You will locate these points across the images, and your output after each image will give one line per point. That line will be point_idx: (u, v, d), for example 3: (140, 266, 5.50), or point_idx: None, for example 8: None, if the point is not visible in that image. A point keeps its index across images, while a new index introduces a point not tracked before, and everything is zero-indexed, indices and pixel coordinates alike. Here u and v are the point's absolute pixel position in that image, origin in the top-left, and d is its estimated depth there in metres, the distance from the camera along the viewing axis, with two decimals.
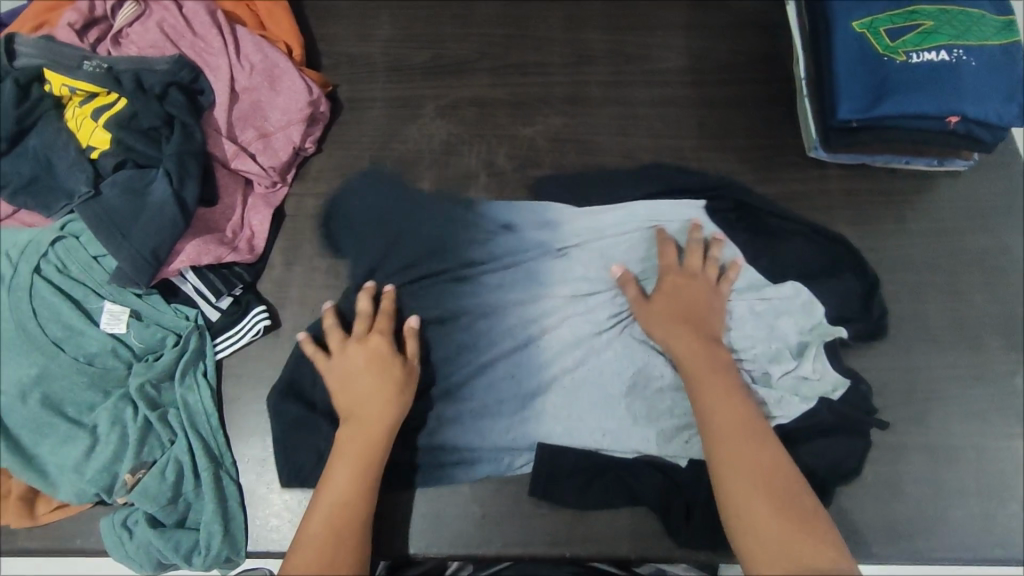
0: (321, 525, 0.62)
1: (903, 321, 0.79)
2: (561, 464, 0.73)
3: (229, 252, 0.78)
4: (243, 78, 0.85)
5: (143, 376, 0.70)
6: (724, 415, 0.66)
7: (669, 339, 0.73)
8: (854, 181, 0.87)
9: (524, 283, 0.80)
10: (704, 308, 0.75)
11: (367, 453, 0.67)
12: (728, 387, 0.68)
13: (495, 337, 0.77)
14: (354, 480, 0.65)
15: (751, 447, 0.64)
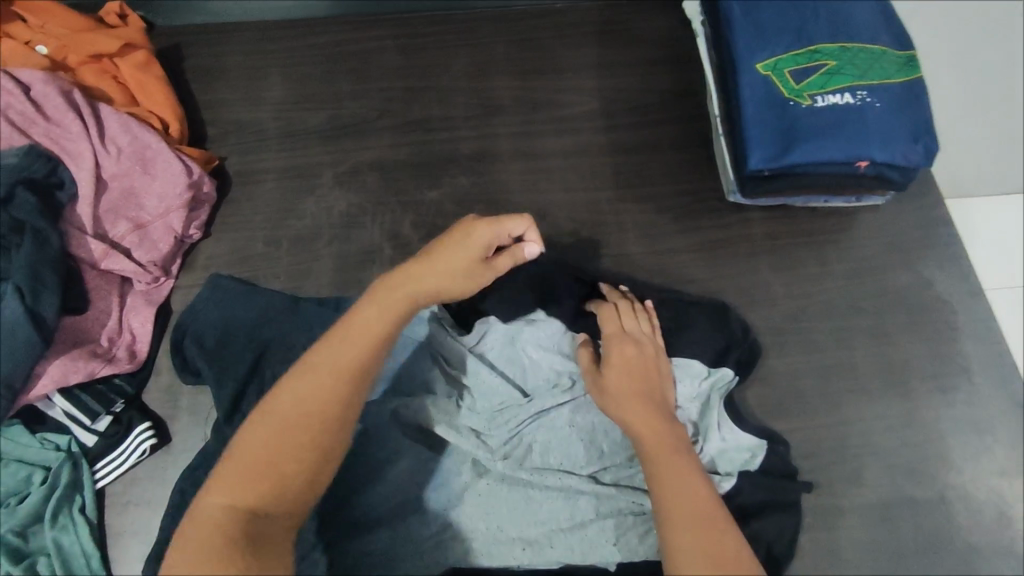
0: (284, 419, 0.51)
1: (831, 371, 0.76)
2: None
3: (103, 365, 0.70)
4: (111, 164, 0.77)
5: (3, 525, 0.62)
6: (681, 488, 0.58)
7: (624, 416, 0.66)
8: (774, 224, 0.84)
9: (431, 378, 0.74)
10: (652, 374, 0.69)
11: (366, 340, 0.55)
12: (688, 465, 0.61)
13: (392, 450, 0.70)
14: (332, 390, 0.52)
15: (710, 534, 0.55)
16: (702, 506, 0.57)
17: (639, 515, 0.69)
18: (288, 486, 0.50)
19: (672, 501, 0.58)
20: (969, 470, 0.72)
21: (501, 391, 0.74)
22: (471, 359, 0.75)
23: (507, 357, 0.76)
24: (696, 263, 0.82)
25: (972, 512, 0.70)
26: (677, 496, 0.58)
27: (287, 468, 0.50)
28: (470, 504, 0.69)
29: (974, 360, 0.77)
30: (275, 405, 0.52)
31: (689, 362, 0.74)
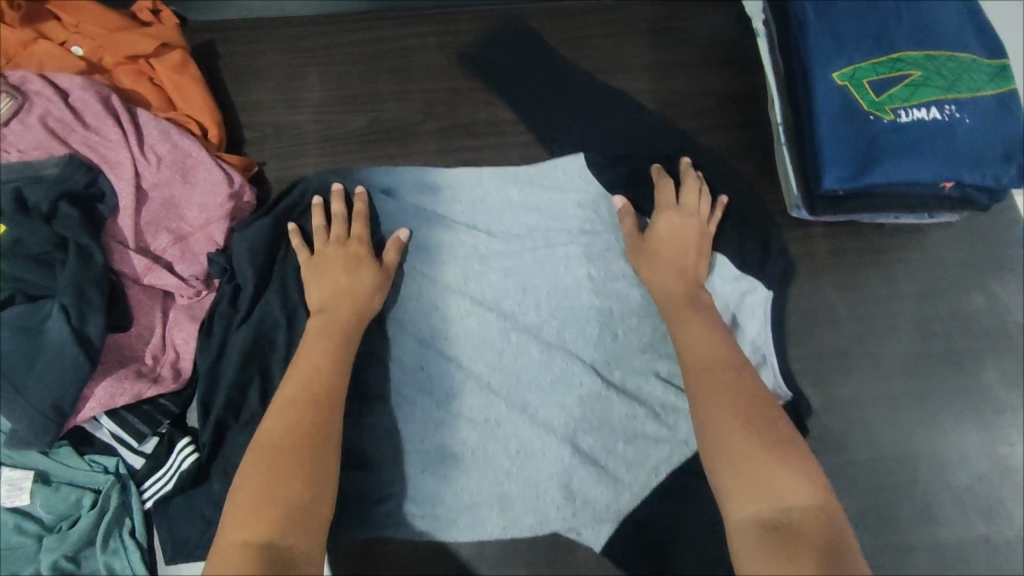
0: (280, 433, 0.57)
1: (899, 399, 0.73)
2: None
3: (148, 386, 0.68)
4: (150, 173, 0.74)
5: (55, 551, 0.62)
6: (695, 343, 0.64)
7: (650, 275, 0.72)
8: (837, 241, 0.80)
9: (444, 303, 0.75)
10: (674, 246, 0.73)
11: (307, 420, 0.59)
12: (706, 324, 0.67)
13: (404, 304, 0.75)
14: (319, 389, 0.62)
15: (721, 378, 0.59)
16: (735, 393, 0.58)
17: (628, 425, 0.71)
18: (295, 467, 0.55)
19: (691, 352, 0.64)
20: None
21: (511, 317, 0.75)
22: (501, 222, 0.80)
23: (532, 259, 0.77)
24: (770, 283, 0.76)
25: None
26: (717, 392, 0.58)
27: (301, 439, 0.57)
28: (473, 368, 0.73)
29: None
30: (273, 421, 0.59)
31: (722, 262, 0.76)
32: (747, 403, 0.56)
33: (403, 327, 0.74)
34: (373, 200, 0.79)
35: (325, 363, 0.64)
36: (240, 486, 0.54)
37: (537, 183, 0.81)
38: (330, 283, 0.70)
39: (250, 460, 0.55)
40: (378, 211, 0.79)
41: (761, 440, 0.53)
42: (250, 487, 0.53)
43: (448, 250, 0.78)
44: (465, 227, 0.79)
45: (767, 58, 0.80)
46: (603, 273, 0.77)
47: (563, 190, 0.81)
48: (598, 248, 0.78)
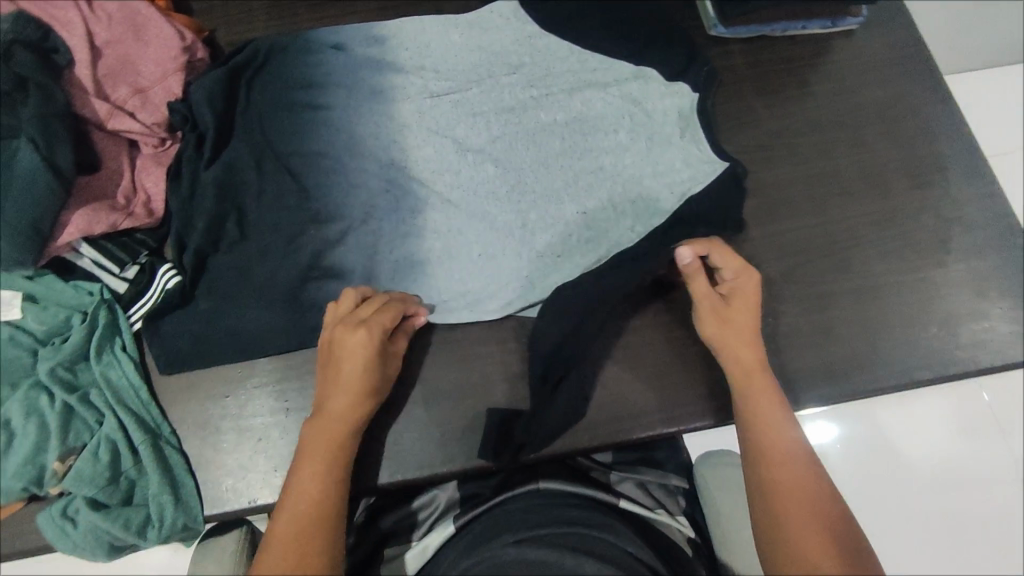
0: (328, 426, 0.61)
1: (817, 178, 0.81)
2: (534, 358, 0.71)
3: (125, 218, 0.72)
4: (103, 31, 0.78)
5: (52, 359, 0.65)
6: (773, 429, 0.60)
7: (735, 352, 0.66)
8: (754, 54, 0.87)
9: (384, 116, 0.78)
10: (608, 78, 0.80)
11: (311, 488, 0.57)
12: (773, 400, 0.62)
13: (364, 144, 0.77)
14: (355, 410, 0.62)
15: (797, 468, 0.58)
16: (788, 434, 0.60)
17: (581, 221, 0.75)
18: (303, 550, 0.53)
19: (765, 436, 0.60)
20: (942, 251, 0.78)
21: (450, 122, 0.78)
22: (450, 60, 0.80)
23: (461, 67, 0.80)
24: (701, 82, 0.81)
25: (946, 286, 0.76)
26: (775, 453, 0.59)
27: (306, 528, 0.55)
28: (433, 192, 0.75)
29: (946, 156, 0.82)
30: (329, 409, 0.62)
31: (652, 78, 0.80)
32: (806, 470, 0.58)
33: (361, 161, 0.76)
34: (324, 53, 0.79)
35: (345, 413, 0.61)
36: (294, 488, 0.57)
37: (481, 24, 0.82)
38: (354, 369, 0.62)
39: (306, 444, 0.60)
40: (333, 65, 0.79)
41: (815, 485, 0.57)
42: (306, 476, 0.58)
43: (400, 91, 0.79)
44: (415, 70, 0.80)
45: None
46: (548, 95, 0.79)
47: (500, 29, 0.82)
48: (542, 73, 0.80)
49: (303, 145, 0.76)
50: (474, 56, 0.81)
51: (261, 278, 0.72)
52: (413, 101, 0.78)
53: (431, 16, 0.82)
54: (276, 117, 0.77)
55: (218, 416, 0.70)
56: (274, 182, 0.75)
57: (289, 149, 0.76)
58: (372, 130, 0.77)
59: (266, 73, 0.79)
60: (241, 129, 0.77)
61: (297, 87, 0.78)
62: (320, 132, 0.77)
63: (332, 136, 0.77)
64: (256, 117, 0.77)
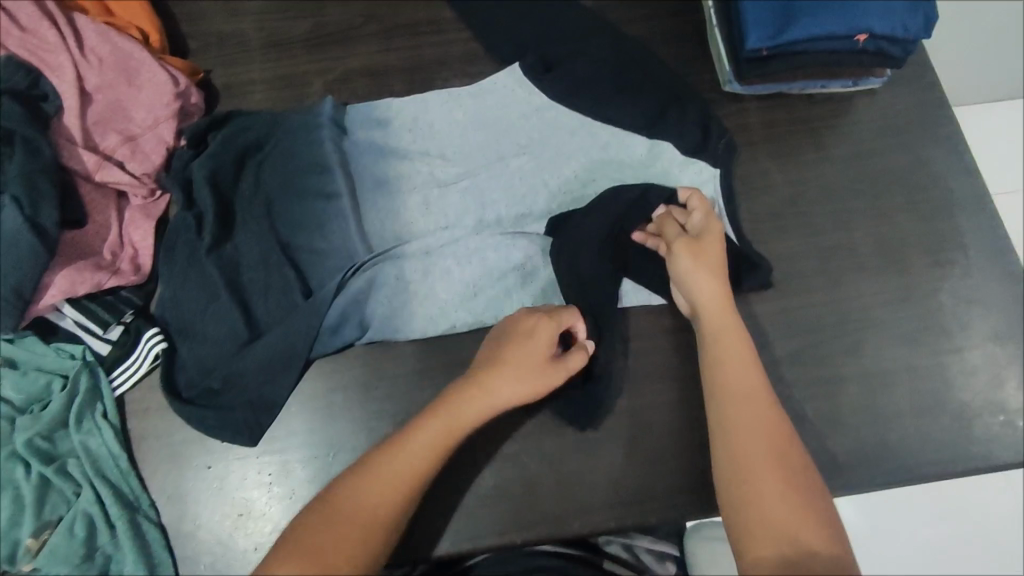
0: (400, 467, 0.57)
1: (830, 252, 0.77)
2: (530, 438, 0.70)
3: (108, 277, 0.70)
4: (94, 76, 0.75)
5: (29, 429, 0.64)
6: (744, 407, 0.60)
7: (692, 291, 0.67)
8: (771, 112, 0.83)
9: (387, 195, 0.76)
10: (619, 159, 0.78)
11: (383, 493, 0.56)
12: (751, 379, 0.61)
13: (375, 233, 0.75)
14: (454, 425, 0.60)
15: (768, 439, 0.58)
16: (760, 402, 0.60)
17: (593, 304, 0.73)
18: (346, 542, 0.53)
19: (734, 417, 0.60)
20: (957, 337, 0.74)
21: (457, 197, 0.76)
22: (454, 143, 0.78)
23: (466, 141, 0.79)
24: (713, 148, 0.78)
25: (959, 375, 0.73)
26: (741, 433, 0.58)
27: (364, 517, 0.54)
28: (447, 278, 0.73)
29: (967, 233, 0.78)
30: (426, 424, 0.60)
31: (667, 151, 0.78)
32: (779, 442, 0.58)
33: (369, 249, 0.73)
34: (326, 130, 0.76)
35: (473, 414, 0.60)
36: (309, 534, 0.53)
37: (487, 102, 0.80)
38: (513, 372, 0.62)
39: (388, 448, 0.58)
40: (336, 144, 0.76)
41: (784, 475, 0.56)
42: (325, 532, 0.53)
43: (407, 178, 0.76)
44: (421, 154, 0.78)
45: None
46: (559, 177, 0.77)
47: (504, 100, 0.80)
48: (550, 151, 0.78)
49: (309, 232, 0.73)
50: (480, 128, 0.79)
51: (263, 369, 0.68)
52: (417, 176, 0.77)
53: (436, 93, 0.80)
54: (280, 203, 0.74)
55: (198, 488, 0.68)
56: (279, 272, 0.71)
57: (295, 238, 0.73)
58: (377, 211, 0.75)
59: (269, 155, 0.75)
60: (245, 215, 0.73)
61: (301, 170, 0.75)
62: (326, 218, 0.74)
63: (339, 222, 0.73)
64: (262, 204, 0.74)
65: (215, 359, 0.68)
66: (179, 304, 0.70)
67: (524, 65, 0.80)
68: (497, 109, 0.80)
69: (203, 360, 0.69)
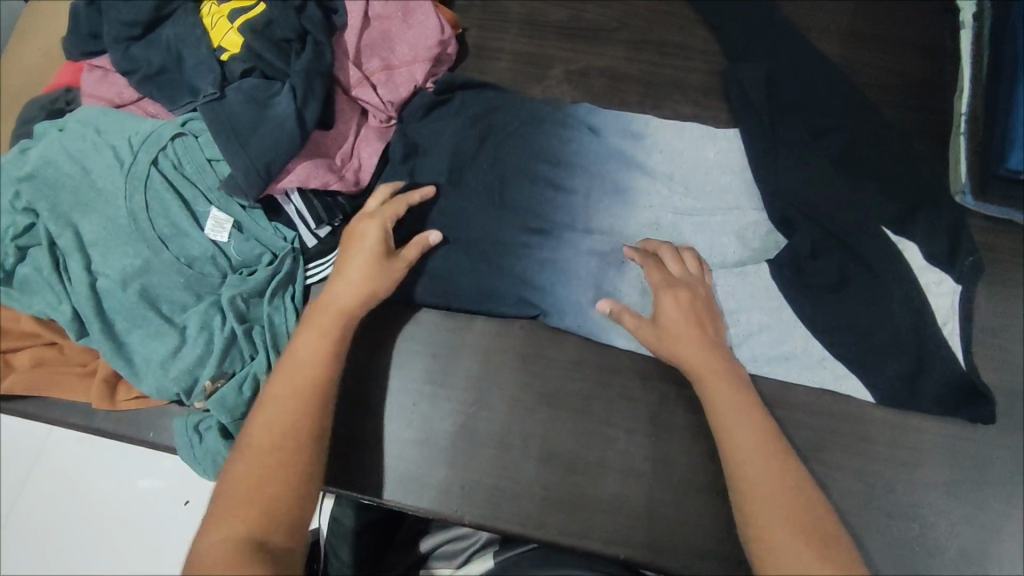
0: (286, 378, 0.62)
1: (1014, 397, 0.74)
2: (661, 465, 0.70)
3: (335, 181, 0.76)
4: (378, 5, 0.82)
5: (235, 288, 0.70)
6: (751, 458, 0.59)
7: (678, 354, 0.67)
8: (999, 236, 0.79)
9: (609, 203, 0.80)
10: (863, 235, 0.75)
11: (296, 388, 0.61)
12: (749, 417, 0.62)
13: (601, 233, 0.79)
14: (328, 327, 0.65)
15: (781, 485, 0.58)
16: (768, 446, 0.60)
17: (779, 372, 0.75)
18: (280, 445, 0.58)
19: (742, 463, 0.60)
20: None
21: (672, 225, 0.79)
22: (685, 177, 0.82)
23: (693, 179, 0.82)
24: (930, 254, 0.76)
25: None
26: (757, 482, 0.58)
27: (293, 420, 0.59)
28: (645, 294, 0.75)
29: None
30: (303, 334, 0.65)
31: (909, 250, 0.77)
32: (792, 495, 0.57)
33: (590, 243, 0.77)
34: (577, 131, 0.83)
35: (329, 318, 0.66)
36: (232, 480, 0.56)
37: (733, 150, 0.83)
38: (341, 284, 0.68)
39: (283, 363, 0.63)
40: (582, 145, 0.82)
41: (811, 548, 0.54)
42: (259, 443, 0.58)
43: (636, 194, 0.80)
44: (664, 176, 0.81)
45: (967, 63, 0.85)
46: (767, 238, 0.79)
47: (734, 151, 0.83)
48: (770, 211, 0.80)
49: (536, 214, 0.79)
50: (709, 170, 0.82)
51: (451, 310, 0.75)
52: (641, 193, 0.80)
53: (694, 124, 0.84)
54: (513, 181, 0.80)
55: None
56: (497, 235, 0.78)
57: (519, 216, 0.78)
58: (594, 212, 0.79)
59: (512, 138, 0.82)
60: (476, 180, 0.80)
61: (542, 157, 0.81)
62: (556, 206, 0.79)
63: (567, 213, 0.79)
64: (496, 177, 0.80)
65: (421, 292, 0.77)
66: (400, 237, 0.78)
67: (761, 118, 0.81)
68: (724, 153, 0.83)
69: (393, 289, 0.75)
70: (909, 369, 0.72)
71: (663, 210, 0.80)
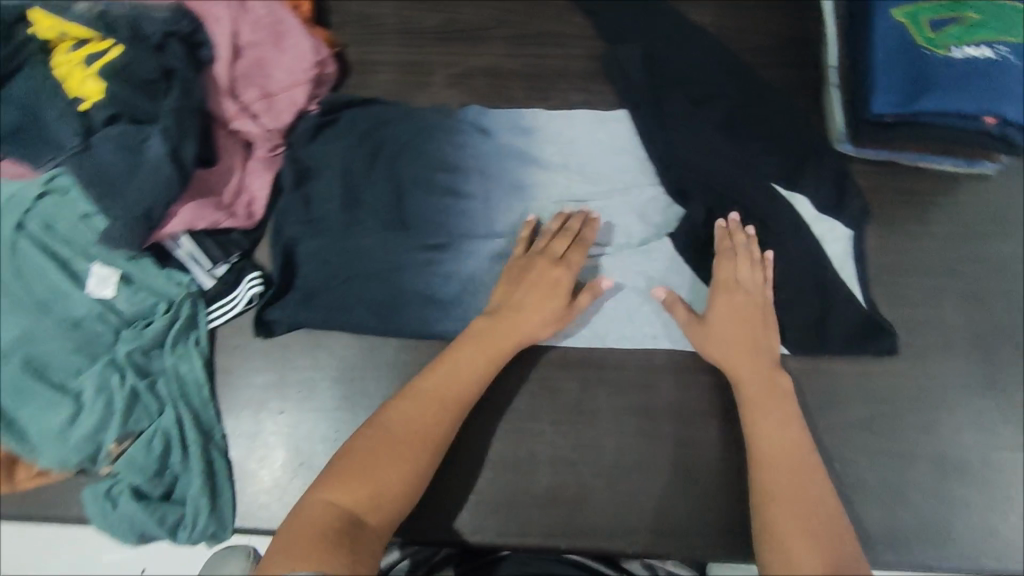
0: (403, 426, 0.62)
1: (914, 327, 0.77)
2: (590, 449, 0.71)
3: (226, 217, 0.74)
4: (247, 32, 0.80)
5: (131, 343, 0.68)
6: (776, 463, 0.62)
7: (728, 341, 0.70)
8: (880, 177, 0.83)
9: (506, 203, 0.80)
10: (750, 194, 0.79)
11: (416, 426, 0.62)
12: (783, 420, 0.65)
13: (503, 235, 0.79)
14: (474, 368, 0.67)
15: (802, 493, 0.60)
16: (794, 454, 0.63)
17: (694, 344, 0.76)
18: (379, 473, 0.59)
19: (766, 467, 0.63)
20: None
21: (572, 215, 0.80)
22: (577, 165, 0.82)
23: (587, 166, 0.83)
24: (816, 205, 0.80)
25: None
26: (780, 489, 0.60)
27: (392, 449, 0.60)
28: None
29: None
30: (438, 372, 0.67)
31: (802, 204, 0.80)
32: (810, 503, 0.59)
33: (497, 247, 0.77)
34: (469, 136, 0.82)
35: (482, 361, 0.67)
36: (311, 506, 0.56)
37: (622, 132, 0.84)
38: (530, 315, 0.70)
39: (407, 399, 0.64)
40: (476, 150, 0.82)
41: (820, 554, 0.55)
42: (348, 472, 0.58)
43: (531, 191, 0.81)
44: (561, 167, 0.82)
45: (830, 17, 0.86)
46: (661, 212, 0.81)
47: (622, 132, 0.84)
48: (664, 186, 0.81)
49: (436, 227, 0.78)
50: (602, 155, 0.83)
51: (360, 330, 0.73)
52: (537, 189, 0.81)
53: (581, 112, 0.85)
54: (411, 193, 0.80)
55: (269, 431, 0.71)
56: (398, 251, 0.76)
57: (418, 229, 0.78)
58: (491, 214, 0.79)
59: (406, 152, 0.81)
60: (374, 198, 0.79)
61: (437, 166, 0.81)
62: (455, 215, 0.79)
63: (471, 218, 0.79)
64: (392, 192, 0.79)
65: (333, 316, 0.73)
66: (304, 266, 0.76)
67: (642, 96, 0.83)
68: (614, 135, 0.84)
69: (297, 321, 0.73)
70: (815, 317, 0.75)
71: (561, 199, 0.81)
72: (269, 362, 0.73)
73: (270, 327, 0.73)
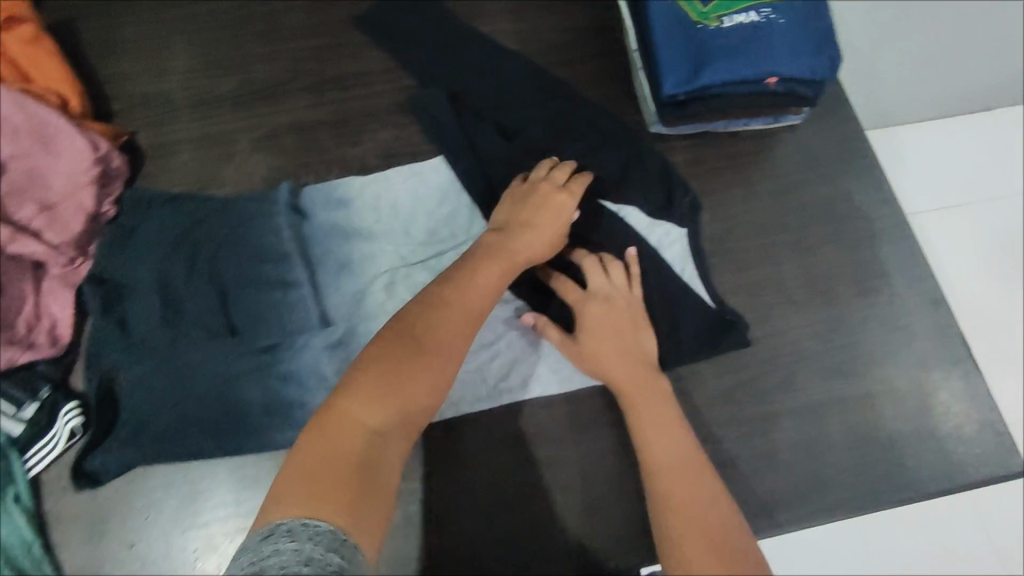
0: (390, 394, 0.53)
1: (758, 289, 0.79)
2: (467, 495, 0.69)
3: (23, 351, 0.69)
4: (8, 145, 0.73)
5: None
6: (667, 470, 0.62)
7: (600, 359, 0.69)
8: (698, 150, 0.85)
9: (334, 286, 0.77)
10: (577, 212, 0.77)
11: (400, 392, 0.54)
12: (667, 420, 0.66)
13: (336, 319, 0.75)
14: (462, 324, 0.60)
15: (695, 497, 0.59)
16: (683, 455, 0.63)
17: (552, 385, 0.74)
18: (348, 436, 0.50)
19: (659, 478, 0.62)
20: (885, 367, 0.76)
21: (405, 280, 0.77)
22: (400, 227, 0.80)
23: (410, 224, 0.80)
24: (640, 194, 0.80)
25: (888, 405, 0.74)
26: (674, 496, 0.60)
27: (378, 411, 0.52)
28: None
29: (890, 264, 0.81)
30: (426, 320, 0.58)
31: (632, 215, 0.80)
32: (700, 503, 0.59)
33: (331, 334, 0.74)
34: (281, 219, 0.78)
35: (462, 316, 0.60)
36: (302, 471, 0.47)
37: (440, 180, 0.82)
38: (520, 239, 0.68)
39: (386, 348, 0.56)
40: (294, 231, 0.78)
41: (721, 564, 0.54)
42: (331, 436, 0.49)
43: (356, 265, 0.78)
44: (386, 233, 0.79)
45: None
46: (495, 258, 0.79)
47: (440, 182, 0.82)
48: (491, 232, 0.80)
49: (263, 327, 0.74)
50: (425, 211, 0.80)
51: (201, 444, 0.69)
52: (364, 261, 0.78)
53: (396, 169, 0.82)
54: (233, 294, 0.75)
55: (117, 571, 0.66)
56: (226, 359, 0.72)
57: (245, 330, 0.73)
58: (321, 300, 0.76)
59: (216, 236, 0.77)
60: (193, 303, 0.74)
61: (259, 259, 0.77)
62: (281, 308, 0.75)
63: (302, 311, 0.75)
64: (211, 285, 0.74)
65: (165, 449, 0.68)
66: (125, 383, 0.70)
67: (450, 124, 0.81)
68: (432, 169, 0.82)
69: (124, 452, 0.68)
70: (661, 314, 0.75)
71: (390, 247, 0.79)
72: (109, 495, 0.68)
73: (96, 478, 0.67)
